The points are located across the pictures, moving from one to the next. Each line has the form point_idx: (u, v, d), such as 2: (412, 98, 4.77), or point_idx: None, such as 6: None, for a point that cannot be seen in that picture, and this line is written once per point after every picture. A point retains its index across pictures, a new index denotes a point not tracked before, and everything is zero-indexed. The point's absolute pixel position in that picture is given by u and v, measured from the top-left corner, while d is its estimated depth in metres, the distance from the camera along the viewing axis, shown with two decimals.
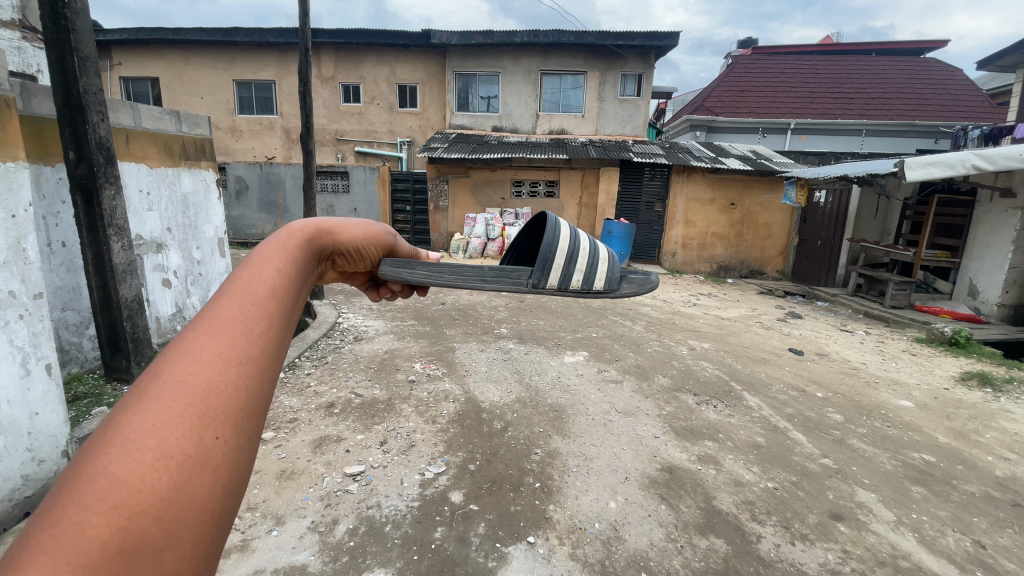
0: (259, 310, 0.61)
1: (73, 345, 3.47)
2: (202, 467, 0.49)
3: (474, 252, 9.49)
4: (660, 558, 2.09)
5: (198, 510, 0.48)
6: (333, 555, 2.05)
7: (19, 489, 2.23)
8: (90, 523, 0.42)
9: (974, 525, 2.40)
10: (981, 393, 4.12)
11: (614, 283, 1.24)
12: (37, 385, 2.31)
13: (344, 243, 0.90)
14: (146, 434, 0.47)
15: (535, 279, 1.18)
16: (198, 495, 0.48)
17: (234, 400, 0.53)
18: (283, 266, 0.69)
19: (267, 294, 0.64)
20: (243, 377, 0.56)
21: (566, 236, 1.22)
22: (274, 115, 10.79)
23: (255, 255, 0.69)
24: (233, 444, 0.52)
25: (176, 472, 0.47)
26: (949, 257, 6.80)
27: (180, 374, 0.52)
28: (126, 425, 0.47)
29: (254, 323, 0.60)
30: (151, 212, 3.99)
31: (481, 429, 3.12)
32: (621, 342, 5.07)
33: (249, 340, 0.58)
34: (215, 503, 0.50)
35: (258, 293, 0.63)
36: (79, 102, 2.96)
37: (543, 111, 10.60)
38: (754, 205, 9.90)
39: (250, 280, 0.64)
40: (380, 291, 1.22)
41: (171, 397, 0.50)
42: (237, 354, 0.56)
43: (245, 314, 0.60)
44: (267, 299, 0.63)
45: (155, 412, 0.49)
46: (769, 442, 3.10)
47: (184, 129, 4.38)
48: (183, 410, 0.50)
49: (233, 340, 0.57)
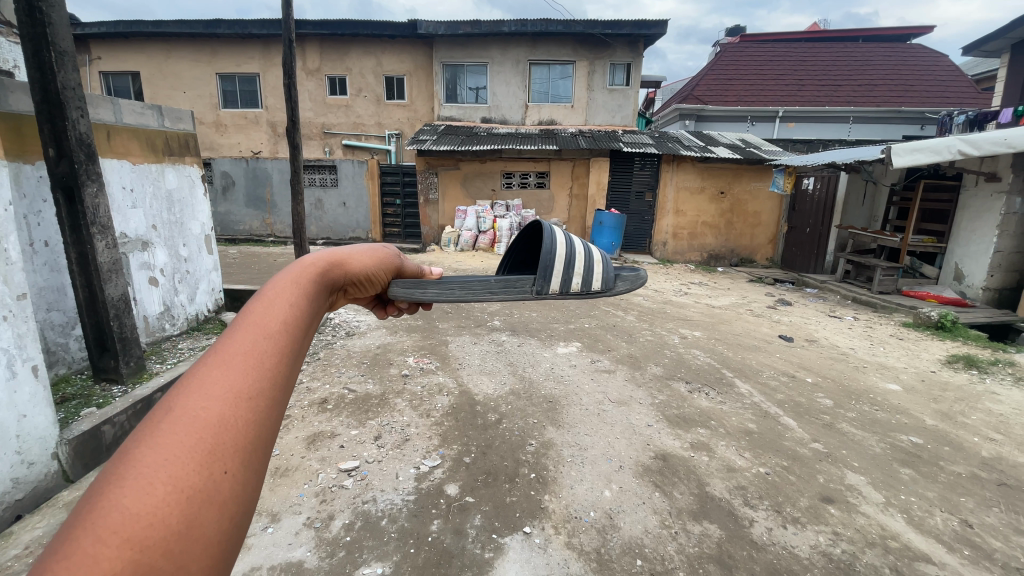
0: (271, 343, 0.61)
1: (60, 345, 3.40)
2: (206, 501, 0.48)
3: (465, 245, 9.65)
4: (655, 545, 2.11)
5: (203, 542, 0.47)
6: (329, 550, 2.04)
7: (9, 492, 2.20)
8: (103, 554, 0.41)
9: (961, 505, 2.45)
10: (967, 375, 4.19)
11: (609, 282, 1.25)
12: (24, 387, 2.27)
13: (354, 274, 0.87)
14: (158, 468, 0.46)
15: (538, 285, 1.18)
16: (204, 530, 0.47)
17: (244, 436, 0.53)
18: (295, 301, 0.68)
19: (279, 327, 0.63)
20: (253, 411, 0.55)
21: (562, 242, 1.23)
22: (259, 108, 10.60)
23: (268, 289, 0.68)
24: (241, 475, 0.51)
25: (186, 506, 0.46)
26: (936, 242, 6.90)
27: (192, 409, 0.51)
28: (139, 459, 0.46)
29: (265, 357, 0.59)
30: (135, 209, 3.93)
31: (475, 421, 3.12)
32: (613, 332, 5.08)
33: (261, 373, 0.58)
34: (222, 539, 0.49)
35: (269, 327, 0.62)
36: (58, 98, 2.89)
37: (532, 101, 10.53)
38: (744, 194, 9.90)
39: (262, 312, 0.63)
40: (388, 309, 1.19)
41: (181, 432, 0.49)
42: (247, 389, 0.55)
43: (256, 349, 0.59)
44: (279, 332, 0.62)
45: (169, 450, 0.48)
46: (761, 428, 3.13)
47: (167, 123, 4.30)
48: (194, 444, 0.49)
49: (244, 374, 0.56)
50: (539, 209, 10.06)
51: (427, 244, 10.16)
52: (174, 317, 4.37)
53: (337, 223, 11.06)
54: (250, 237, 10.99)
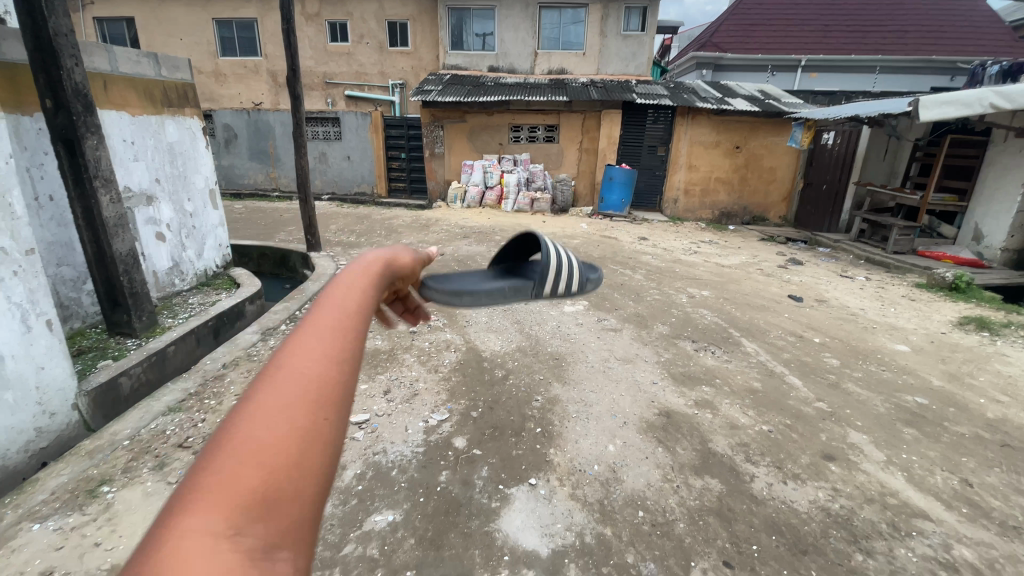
0: (352, 319, 0.62)
1: (73, 300, 3.43)
2: (316, 443, 0.50)
3: (472, 201, 9.66)
4: (657, 498, 2.17)
5: (316, 478, 0.48)
6: (342, 499, 2.13)
7: (34, 441, 2.29)
8: (239, 475, 0.43)
9: (963, 464, 2.48)
10: (977, 337, 4.16)
11: (586, 284, 1.31)
12: (40, 340, 2.31)
13: (410, 275, 0.89)
14: (266, 414, 0.49)
15: (534, 289, 1.22)
16: (317, 471, 0.49)
17: (338, 390, 0.54)
18: (365, 287, 0.69)
19: (356, 307, 0.64)
20: (343, 371, 0.56)
21: (551, 250, 1.27)
22: (258, 57, 10.21)
23: (343, 277, 0.70)
24: (341, 423, 0.52)
25: (295, 447, 0.48)
26: (957, 201, 6.69)
27: (293, 368, 0.54)
28: (253, 411, 0.49)
29: (348, 330, 0.61)
30: (137, 162, 3.88)
31: (482, 377, 3.17)
32: (620, 290, 5.05)
33: (347, 340, 0.59)
34: (325, 481, 0.49)
35: (348, 306, 0.64)
36: (50, 47, 2.78)
37: (542, 48, 10.05)
38: (760, 148, 9.54)
39: (339, 295, 0.65)
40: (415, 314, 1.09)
41: (285, 387, 0.52)
42: (336, 352, 0.57)
43: (340, 323, 0.61)
44: (357, 311, 0.64)
45: (284, 399, 0.50)
46: (766, 386, 3.16)
47: (164, 72, 4.15)
48: (295, 396, 0.51)
49: (332, 340, 0.58)
50: (547, 164, 9.81)
51: (433, 200, 10.09)
52: (183, 272, 4.39)
53: (342, 177, 10.89)
54: (254, 191, 10.89)
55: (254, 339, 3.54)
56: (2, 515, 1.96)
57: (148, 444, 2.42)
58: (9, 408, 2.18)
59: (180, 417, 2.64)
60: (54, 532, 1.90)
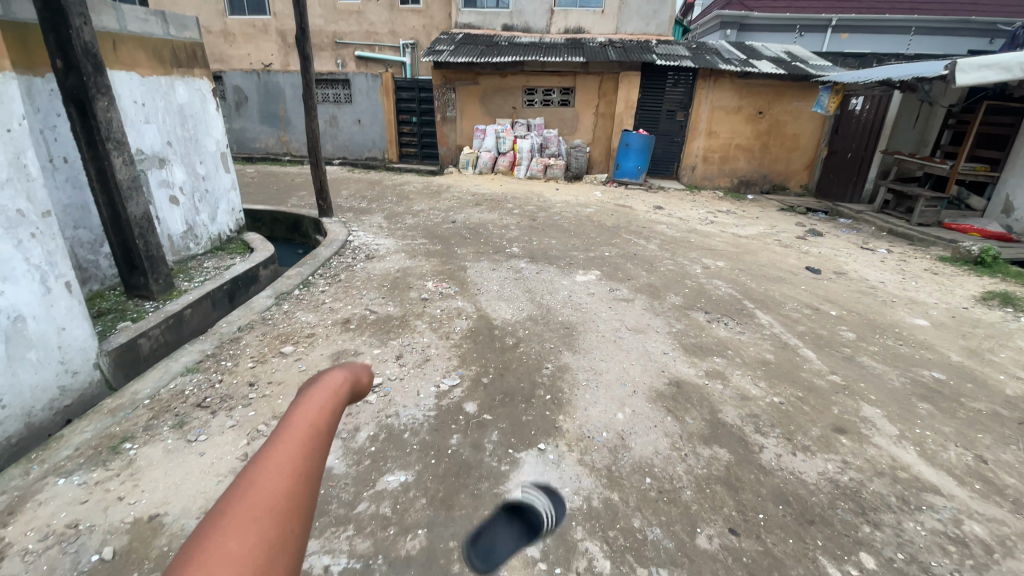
0: (310, 438, 0.55)
1: (90, 263, 3.48)
2: (285, 555, 0.41)
3: (484, 167, 9.51)
4: (665, 465, 2.20)
5: None
6: (356, 459, 2.18)
7: (59, 398, 2.37)
8: None
9: (977, 440, 2.46)
10: (1000, 313, 4.06)
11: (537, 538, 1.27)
12: (60, 301, 2.35)
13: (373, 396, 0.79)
14: (224, 532, 0.40)
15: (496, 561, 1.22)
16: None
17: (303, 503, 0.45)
18: (326, 403, 0.62)
19: (314, 423, 0.57)
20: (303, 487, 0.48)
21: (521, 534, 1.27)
22: (267, 15, 9.93)
23: (301, 398, 0.63)
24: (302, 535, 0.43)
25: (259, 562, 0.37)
26: (988, 171, 6.44)
27: (251, 485, 0.46)
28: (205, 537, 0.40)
29: (306, 447, 0.53)
30: (148, 124, 3.85)
31: (493, 344, 3.19)
32: (633, 260, 4.99)
33: (305, 453, 0.52)
34: None
35: (305, 422, 0.57)
36: (58, 4, 2.72)
37: (559, 6, 9.62)
38: (784, 113, 9.17)
39: (296, 415, 0.58)
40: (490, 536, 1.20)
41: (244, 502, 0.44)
42: (295, 464, 0.49)
43: (296, 441, 0.54)
44: (315, 428, 0.57)
45: (248, 511, 0.42)
46: (778, 358, 3.13)
47: (173, 31, 4.05)
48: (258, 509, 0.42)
49: (291, 454, 0.51)
50: (562, 129, 9.55)
51: (445, 165, 9.99)
52: (198, 236, 4.42)
53: (352, 142, 10.74)
54: (266, 155, 10.82)
55: (268, 303, 3.58)
56: (29, 469, 2.04)
57: (168, 403, 2.49)
58: (33, 367, 2.24)
59: (198, 377, 2.71)
60: (79, 487, 1.98)
